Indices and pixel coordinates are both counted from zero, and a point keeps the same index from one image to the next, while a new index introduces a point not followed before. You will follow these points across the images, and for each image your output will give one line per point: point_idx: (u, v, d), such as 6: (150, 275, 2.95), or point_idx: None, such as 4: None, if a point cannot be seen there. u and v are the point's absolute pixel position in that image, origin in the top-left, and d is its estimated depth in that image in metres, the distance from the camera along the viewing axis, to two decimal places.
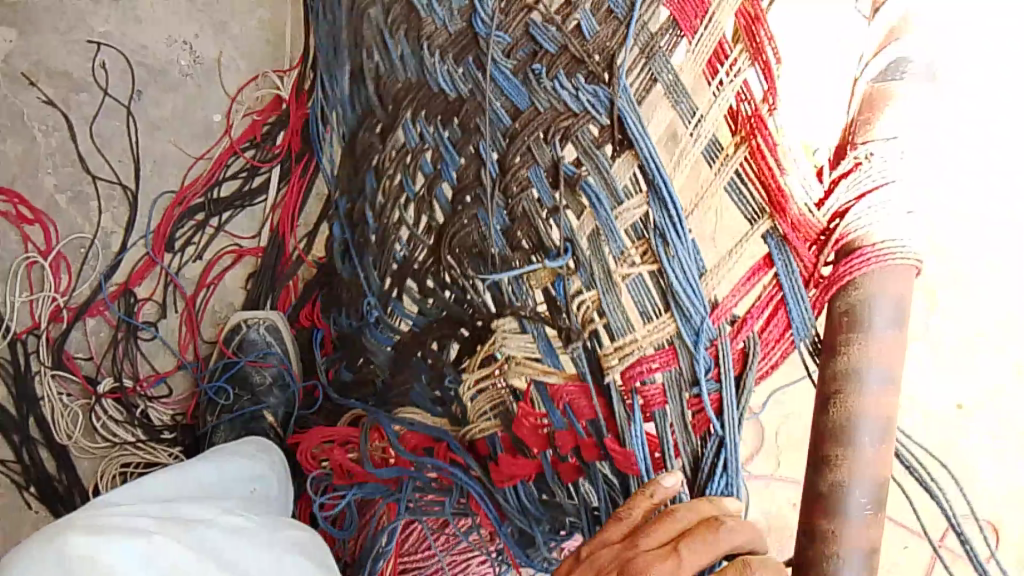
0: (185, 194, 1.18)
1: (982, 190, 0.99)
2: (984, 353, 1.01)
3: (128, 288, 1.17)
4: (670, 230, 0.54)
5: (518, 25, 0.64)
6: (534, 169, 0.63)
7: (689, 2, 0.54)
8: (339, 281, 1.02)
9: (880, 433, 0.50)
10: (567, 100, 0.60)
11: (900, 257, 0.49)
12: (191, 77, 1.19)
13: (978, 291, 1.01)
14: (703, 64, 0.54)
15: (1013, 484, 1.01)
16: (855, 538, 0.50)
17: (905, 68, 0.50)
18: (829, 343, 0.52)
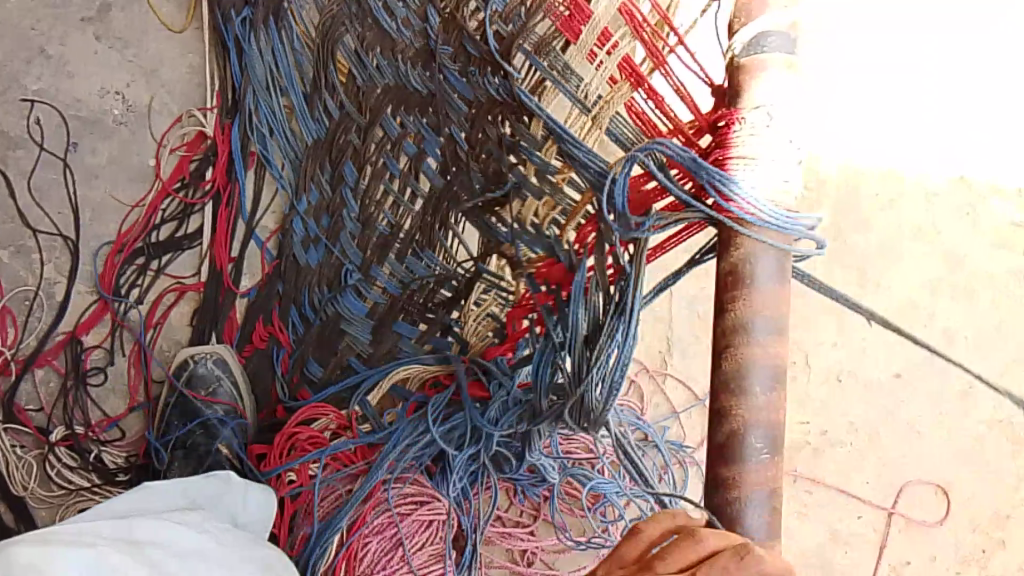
0: (127, 241, 1.19)
1: (897, 155, 1.11)
2: (921, 320, 1.10)
3: (76, 336, 1.18)
4: (572, 146, 0.69)
5: (455, 37, 0.90)
6: (490, 144, 0.86)
7: (573, 15, 0.74)
8: (300, 275, 1.13)
9: (770, 379, 0.58)
10: (494, 94, 0.85)
11: (767, 229, 0.57)
12: (125, 125, 1.21)
13: (905, 256, 1.11)
14: (585, 51, 0.72)
15: (963, 437, 1.07)
16: (757, 475, 0.58)
17: (765, 44, 0.57)
18: (719, 303, 0.60)
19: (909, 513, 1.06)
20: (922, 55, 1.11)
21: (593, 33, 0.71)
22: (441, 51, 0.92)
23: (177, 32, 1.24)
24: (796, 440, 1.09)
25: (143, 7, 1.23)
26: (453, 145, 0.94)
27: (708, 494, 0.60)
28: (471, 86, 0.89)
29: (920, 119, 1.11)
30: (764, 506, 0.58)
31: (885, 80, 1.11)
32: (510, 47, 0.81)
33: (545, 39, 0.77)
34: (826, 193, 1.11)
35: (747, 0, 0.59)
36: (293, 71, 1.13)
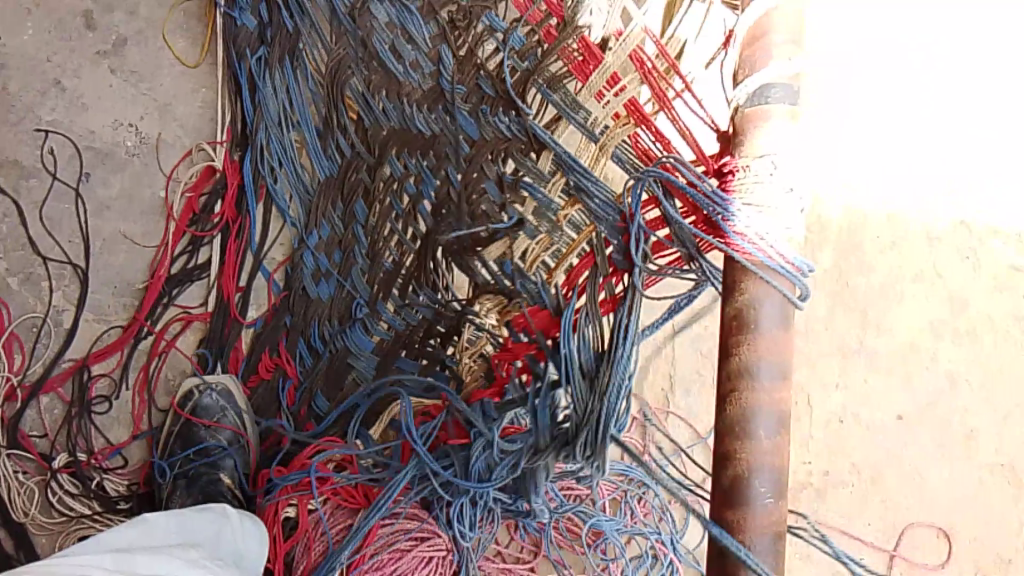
0: (156, 277, 1.19)
1: (890, 184, 1.10)
2: (925, 363, 1.08)
3: (85, 364, 1.18)
4: (584, 178, 0.76)
5: (471, 79, 0.93)
6: (487, 182, 0.91)
7: (585, 60, 0.79)
8: (309, 309, 1.13)
9: (776, 422, 0.59)
10: (504, 131, 0.89)
11: (778, 271, 0.59)
12: (137, 156, 1.23)
13: (908, 296, 1.10)
14: (595, 91, 0.77)
15: (969, 484, 1.06)
16: (760, 518, 0.59)
17: (767, 96, 0.60)
18: (724, 348, 0.61)
19: (910, 556, 1.06)
20: (925, 80, 1.09)
21: (603, 75, 0.76)
22: (454, 90, 0.94)
23: (191, 66, 1.26)
24: (798, 482, 1.10)
25: (157, 43, 1.26)
26: (449, 187, 0.97)
27: (714, 537, 0.61)
28: (481, 123, 0.92)
29: (917, 148, 1.09)
30: (769, 552, 0.59)
31: (885, 108, 1.10)
32: (524, 83, 0.85)
33: (556, 78, 0.81)
34: (827, 234, 1.13)
35: (751, 54, 0.61)
36: (308, 110, 1.15)
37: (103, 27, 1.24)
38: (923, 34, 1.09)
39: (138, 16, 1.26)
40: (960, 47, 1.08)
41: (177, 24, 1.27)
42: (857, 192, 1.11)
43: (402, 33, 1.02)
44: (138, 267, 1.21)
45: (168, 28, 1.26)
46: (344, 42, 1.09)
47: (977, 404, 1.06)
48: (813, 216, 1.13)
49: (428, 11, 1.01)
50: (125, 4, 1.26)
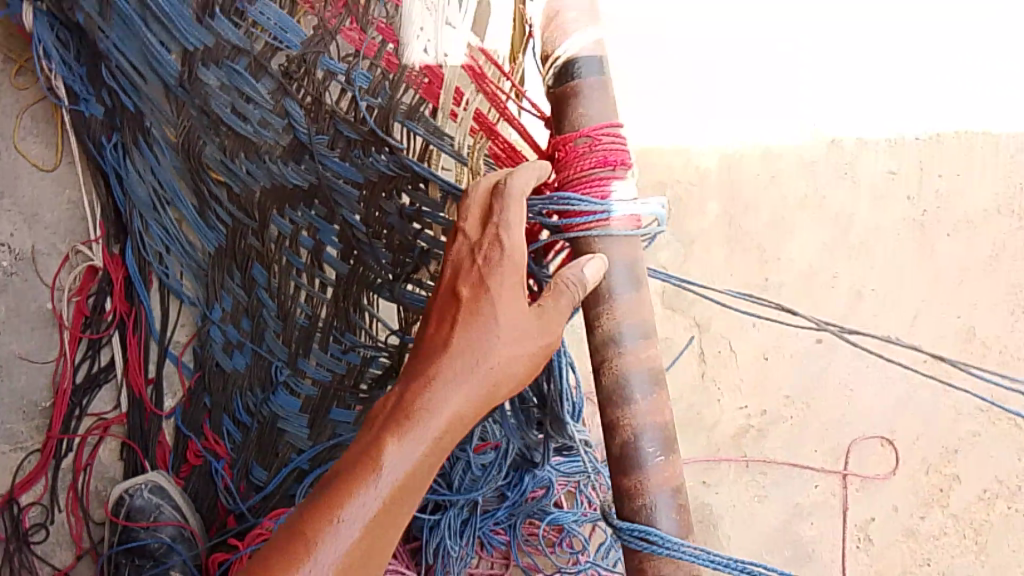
0: (61, 392, 1.17)
1: (750, 130, 1.18)
2: (826, 282, 1.13)
3: (12, 498, 1.15)
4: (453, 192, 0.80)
5: (328, 124, 0.86)
6: (392, 214, 0.84)
7: (431, 82, 0.79)
8: (227, 381, 1.10)
9: (648, 381, 0.64)
10: (384, 170, 0.83)
11: (624, 237, 0.63)
12: (16, 274, 1.20)
13: (797, 225, 1.14)
14: (449, 112, 0.80)
15: (893, 387, 1.09)
16: (655, 478, 0.62)
17: (578, 69, 0.64)
18: (589, 326, 0.65)
19: (862, 472, 1.07)
20: (745, 42, 1.20)
21: (449, 92, 0.78)
22: (313, 140, 0.87)
23: (49, 169, 1.22)
24: (740, 426, 1.10)
25: (11, 154, 1.22)
26: (348, 230, 0.89)
27: (620, 504, 0.64)
28: (359, 168, 0.85)
29: (760, 96, 1.19)
30: (672, 506, 0.62)
31: (721, 71, 1.20)
32: (385, 121, 0.81)
33: (412, 111, 0.79)
34: (709, 182, 1.16)
35: (550, 35, 0.66)
36: (176, 187, 1.09)
37: None
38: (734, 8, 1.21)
39: None
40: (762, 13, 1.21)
41: (28, 129, 1.23)
42: (722, 141, 1.17)
43: (238, 93, 0.94)
44: (40, 384, 1.18)
45: (19, 136, 1.23)
46: (187, 110, 1.02)
47: (881, 314, 1.11)
48: (691, 166, 1.17)
49: (257, 67, 0.91)
50: None
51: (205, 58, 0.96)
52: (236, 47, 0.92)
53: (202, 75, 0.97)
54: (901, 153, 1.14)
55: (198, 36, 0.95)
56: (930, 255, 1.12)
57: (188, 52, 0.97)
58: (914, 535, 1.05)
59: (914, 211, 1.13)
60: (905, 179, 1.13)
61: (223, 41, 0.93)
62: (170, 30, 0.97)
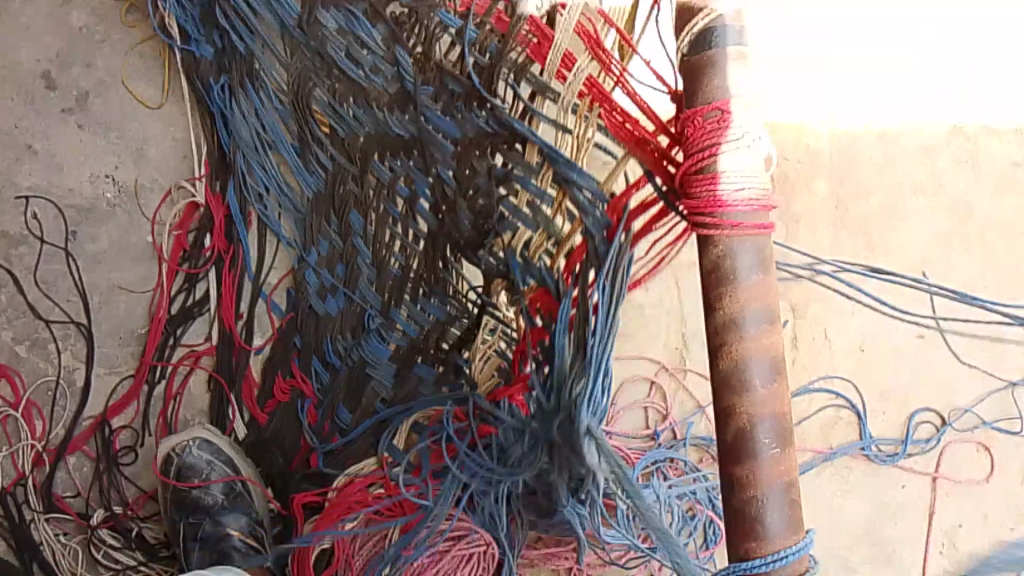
0: (157, 321, 1.20)
1: (867, 105, 1.16)
2: (934, 274, 1.14)
3: (104, 420, 1.19)
4: (566, 168, 0.76)
5: (433, 75, 0.93)
6: (480, 178, 0.89)
7: (540, 42, 0.83)
8: (319, 325, 1.11)
9: (768, 372, 0.62)
10: (484, 127, 0.88)
11: (748, 221, 0.63)
12: (119, 206, 1.23)
13: (911, 212, 1.14)
14: (556, 75, 0.81)
15: (995, 392, 1.11)
16: (770, 469, 0.62)
17: (714, 41, 0.63)
18: (708, 306, 0.64)
19: (953, 477, 1.09)
20: (881, 13, 1.16)
21: (558, 54, 0.78)
22: (420, 89, 0.94)
23: (155, 108, 1.24)
24: (830, 417, 1.11)
25: (119, 91, 1.24)
26: (441, 184, 0.95)
27: (728, 498, 0.63)
28: (459, 121, 0.91)
29: (882, 71, 1.16)
30: (783, 497, 0.61)
31: (854, 39, 1.16)
32: (489, 77, 0.86)
33: (522, 67, 0.83)
34: (819, 161, 1.15)
35: (689, 2, 0.65)
36: (280, 128, 1.12)
37: (64, 85, 1.24)
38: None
39: (96, 68, 1.25)
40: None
41: (135, 67, 1.25)
42: (836, 114, 1.15)
43: (353, 39, 1.01)
44: (138, 314, 1.21)
45: (127, 73, 1.24)
46: (301, 54, 1.07)
47: (991, 311, 1.13)
48: (803, 144, 1.15)
49: (373, 14, 1.00)
50: (80, 58, 1.25)
51: (327, 2, 1.03)
52: None
53: (322, 18, 1.04)
54: None
55: None
56: None
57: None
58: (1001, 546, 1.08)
59: None
60: None
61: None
62: None
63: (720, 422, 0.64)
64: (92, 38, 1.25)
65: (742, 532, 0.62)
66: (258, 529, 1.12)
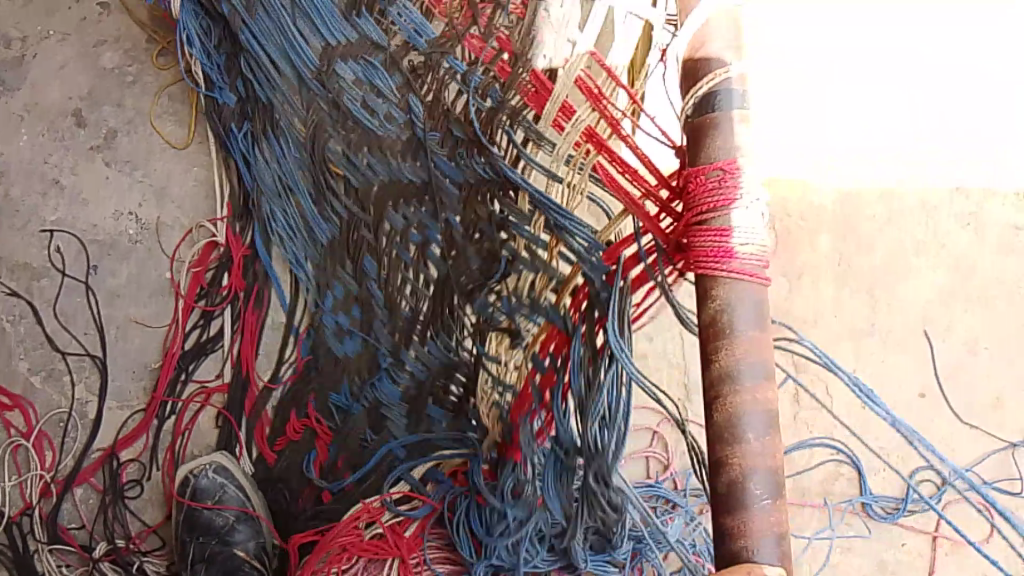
0: (169, 356, 1.22)
1: (871, 167, 1.20)
2: (935, 334, 1.15)
3: (113, 452, 1.21)
4: (558, 216, 0.80)
5: (443, 122, 0.97)
6: (486, 225, 0.93)
7: (537, 88, 0.85)
8: (338, 367, 1.12)
9: (763, 424, 0.64)
10: (483, 173, 0.92)
11: (746, 277, 0.65)
12: (140, 243, 1.26)
13: (911, 271, 1.17)
14: (552, 123, 0.82)
15: (995, 451, 1.12)
16: (762, 521, 0.63)
17: (717, 105, 0.66)
18: (705, 358, 0.66)
19: (953, 534, 1.09)
20: (877, 86, 1.22)
21: (556, 103, 0.81)
22: (429, 137, 0.98)
23: (180, 148, 1.28)
24: (830, 473, 1.11)
25: (146, 129, 1.29)
26: (450, 231, 0.98)
27: (721, 550, 0.64)
28: (462, 167, 0.96)
29: (884, 137, 1.21)
30: (775, 551, 0.62)
31: (854, 106, 1.22)
32: (490, 122, 0.89)
33: (516, 111, 0.86)
34: (824, 218, 1.18)
35: (693, 64, 0.67)
36: (298, 174, 1.14)
37: (93, 122, 1.29)
38: (869, 51, 1.23)
39: (125, 107, 1.30)
40: (895, 61, 1.23)
41: (164, 108, 1.29)
42: (841, 173, 1.19)
43: (370, 87, 1.04)
44: (152, 348, 1.24)
45: (155, 113, 1.29)
46: (315, 104, 1.10)
47: (990, 373, 1.14)
48: (809, 202, 1.18)
49: (392, 65, 1.02)
50: (111, 98, 1.30)
51: (346, 53, 1.05)
52: (375, 44, 1.03)
53: (339, 69, 1.06)
54: None
55: (342, 32, 1.06)
56: None
57: (330, 48, 1.07)
58: None
59: None
60: None
61: (363, 38, 1.04)
62: (317, 25, 1.07)
63: (714, 473, 0.65)
64: (124, 78, 1.30)
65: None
66: (264, 552, 1.14)
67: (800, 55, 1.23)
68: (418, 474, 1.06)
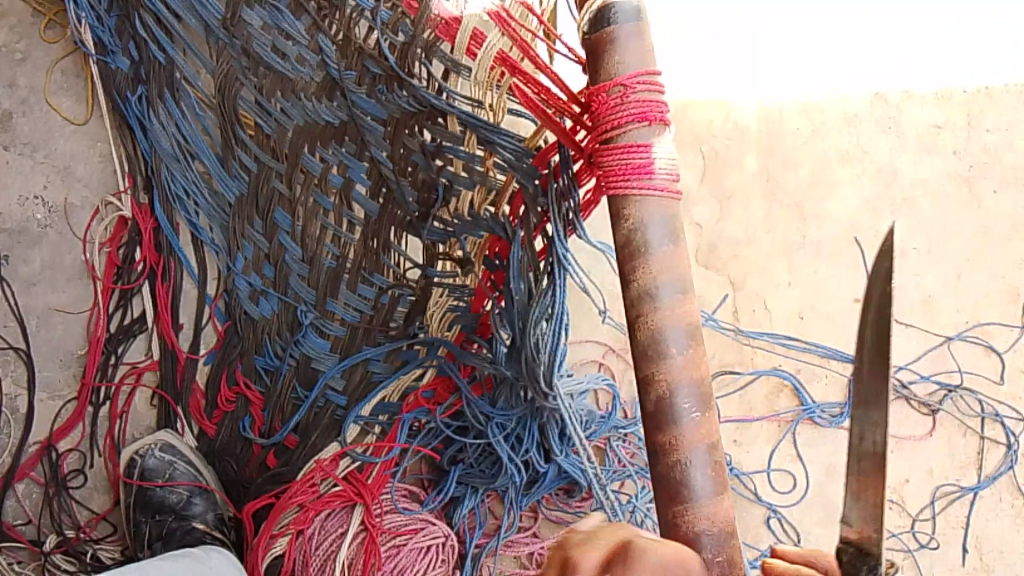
0: (95, 340, 1.18)
1: (791, 85, 1.20)
2: (866, 237, 1.16)
3: (51, 444, 1.17)
4: (490, 133, 0.78)
5: (357, 60, 0.90)
6: (415, 155, 0.88)
7: (449, 23, 0.81)
8: (257, 326, 1.11)
9: (685, 337, 0.62)
10: (408, 107, 0.86)
11: (657, 194, 0.63)
12: (51, 227, 1.21)
13: (837, 177, 1.17)
14: (465, 51, 0.79)
15: (932, 349, 1.14)
16: (692, 435, 0.60)
17: (611, 17, 0.62)
18: (623, 279, 0.64)
19: (897, 433, 1.12)
20: (792, 4, 1.23)
21: (467, 33, 0.78)
22: (344, 76, 0.91)
23: (81, 124, 1.22)
24: (774, 387, 1.13)
25: (43, 109, 1.22)
26: (377, 167, 0.93)
27: (655, 471, 0.61)
28: (383, 104, 0.89)
29: (801, 56, 1.22)
30: (708, 462, 0.60)
31: (772, 25, 1.22)
32: (405, 55, 0.84)
33: (430, 46, 0.82)
34: (747, 138, 1.18)
35: None
36: (201, 136, 1.11)
37: None
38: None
39: (18, 87, 1.23)
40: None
41: (57, 84, 1.23)
42: (760, 93, 1.20)
43: (279, 31, 0.97)
44: (77, 334, 1.19)
45: (49, 89, 1.22)
46: (226, 56, 1.04)
47: (921, 271, 1.16)
48: (730, 120, 1.18)
49: (297, 6, 0.96)
50: (2, 79, 1.23)
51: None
52: None
53: (246, 16, 1.00)
54: (948, 106, 1.17)
55: None
56: (972, 206, 1.16)
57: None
58: (949, 498, 1.10)
59: (959, 165, 1.17)
60: (950, 133, 1.17)
61: None
62: None
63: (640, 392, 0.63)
64: (12, 57, 1.23)
65: (668, 501, 0.60)
66: (223, 524, 1.11)
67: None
68: (367, 413, 1.05)
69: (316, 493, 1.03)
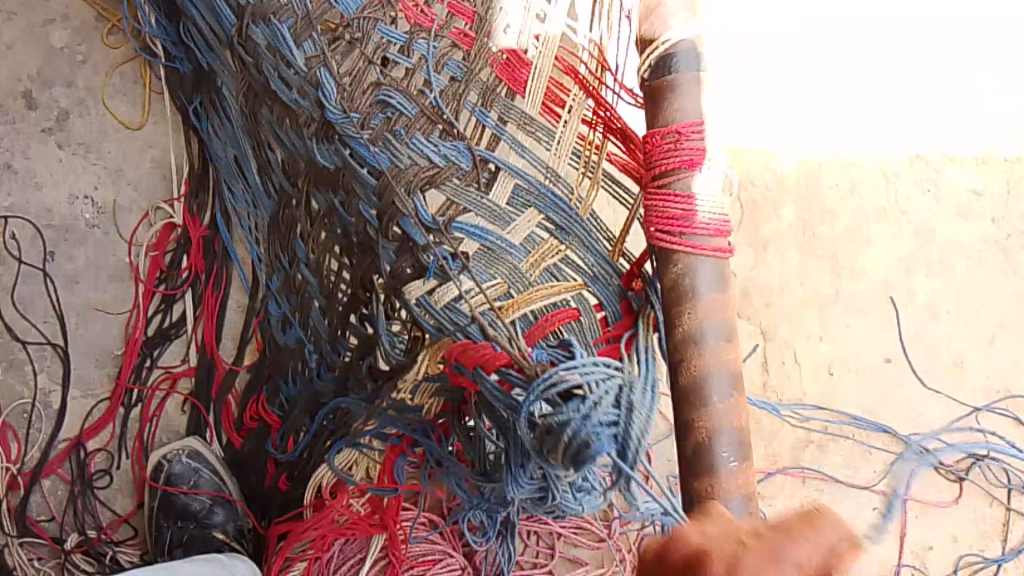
0: (133, 341, 1.20)
1: (837, 136, 1.20)
2: (900, 295, 1.17)
3: (80, 441, 1.19)
4: (569, 223, 0.64)
5: (369, 99, 0.69)
6: (402, 219, 0.64)
7: (511, 63, 0.70)
8: (281, 357, 1.04)
9: (727, 385, 0.60)
10: (430, 157, 0.66)
11: (708, 237, 0.61)
12: (97, 227, 1.23)
13: (874, 236, 1.18)
14: (541, 106, 0.68)
15: (960, 417, 1.14)
16: (730, 484, 0.57)
17: (672, 64, 0.62)
18: (665, 320, 0.61)
19: (922, 497, 1.13)
20: (859, 51, 1.22)
21: (542, 82, 0.68)
22: (348, 118, 0.68)
23: (136, 128, 1.25)
24: (801, 440, 1.15)
25: (99, 110, 1.25)
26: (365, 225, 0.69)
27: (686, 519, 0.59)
28: (393, 151, 0.66)
29: (857, 106, 1.21)
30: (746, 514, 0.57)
31: (835, 68, 1.21)
32: (456, 96, 0.69)
33: (490, 88, 0.69)
34: (786, 188, 1.19)
35: (648, 25, 0.63)
36: None
37: (45, 103, 1.24)
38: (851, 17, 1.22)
39: (77, 88, 1.25)
40: (877, 25, 1.22)
41: (115, 88, 1.25)
42: (808, 141, 1.20)
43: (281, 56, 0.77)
44: (114, 334, 1.21)
45: (107, 93, 1.25)
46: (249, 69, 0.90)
47: (953, 336, 1.16)
48: (770, 169, 1.19)
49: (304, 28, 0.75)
50: (61, 78, 1.24)
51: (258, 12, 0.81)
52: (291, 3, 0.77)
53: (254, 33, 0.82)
54: (988, 172, 1.18)
55: None
56: (1009, 272, 1.17)
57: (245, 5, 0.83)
58: (972, 568, 1.12)
59: (998, 233, 1.17)
60: (990, 199, 1.18)
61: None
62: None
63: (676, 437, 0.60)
64: (73, 58, 1.25)
65: None
66: (242, 535, 1.13)
67: (780, 20, 1.22)
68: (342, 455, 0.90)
69: (328, 527, 1.02)
